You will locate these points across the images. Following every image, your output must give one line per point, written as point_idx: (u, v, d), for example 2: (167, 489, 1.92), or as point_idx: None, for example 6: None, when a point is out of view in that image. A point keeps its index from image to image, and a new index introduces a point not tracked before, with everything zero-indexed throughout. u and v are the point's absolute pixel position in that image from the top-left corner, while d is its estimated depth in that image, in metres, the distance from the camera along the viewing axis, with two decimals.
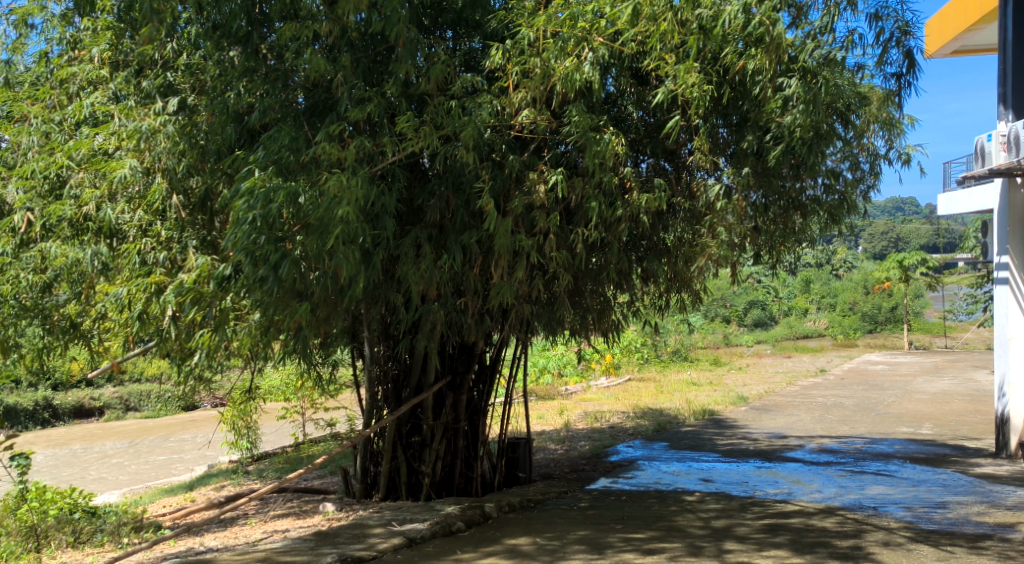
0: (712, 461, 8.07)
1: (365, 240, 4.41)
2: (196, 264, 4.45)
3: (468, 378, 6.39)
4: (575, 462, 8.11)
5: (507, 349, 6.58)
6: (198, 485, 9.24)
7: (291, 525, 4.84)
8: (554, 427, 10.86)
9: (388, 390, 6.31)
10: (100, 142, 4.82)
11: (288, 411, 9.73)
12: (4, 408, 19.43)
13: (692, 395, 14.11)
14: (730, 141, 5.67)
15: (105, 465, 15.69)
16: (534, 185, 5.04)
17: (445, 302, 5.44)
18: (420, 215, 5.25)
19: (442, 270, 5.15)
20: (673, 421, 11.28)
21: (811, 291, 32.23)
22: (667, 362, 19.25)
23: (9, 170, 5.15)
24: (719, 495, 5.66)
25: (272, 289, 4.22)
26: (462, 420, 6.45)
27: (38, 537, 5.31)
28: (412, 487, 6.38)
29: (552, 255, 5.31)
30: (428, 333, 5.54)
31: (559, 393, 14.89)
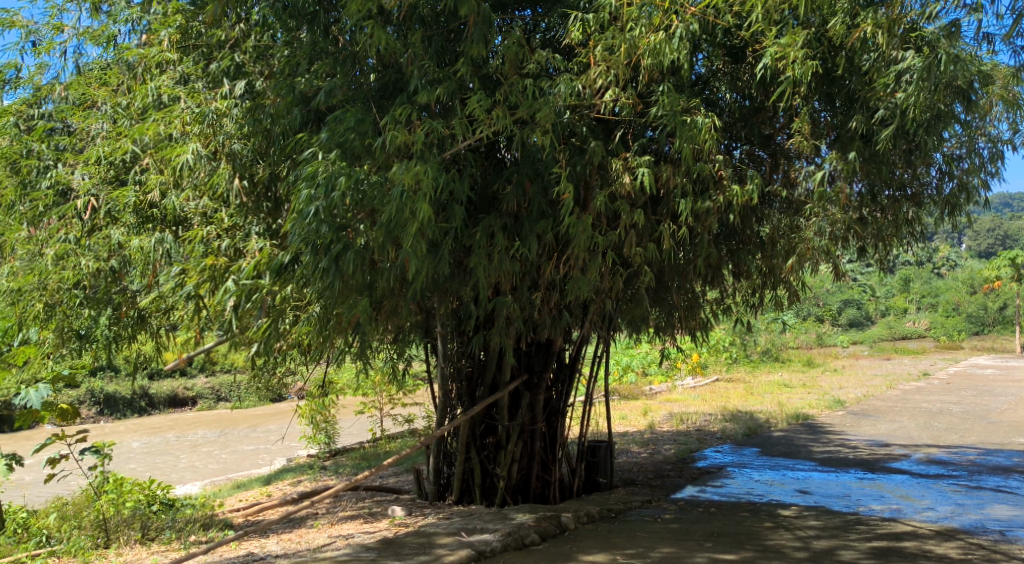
0: (809, 469, 7.53)
1: (433, 230, 4.13)
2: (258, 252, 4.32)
3: (546, 377, 6.04)
4: (659, 467, 7.68)
5: (587, 346, 6.22)
6: (275, 479, 9.18)
7: (356, 530, 4.62)
8: (637, 429, 10.42)
9: (462, 387, 6.06)
10: (165, 128, 4.70)
11: (366, 406, 9.60)
12: (103, 396, 20.10)
13: (784, 398, 13.46)
14: (833, 124, 5.17)
15: (194, 454, 15.97)
16: (618, 174, 4.63)
17: (520, 296, 5.14)
18: (495, 204, 4.96)
19: (517, 262, 4.86)
20: (764, 425, 10.72)
21: (910, 290, 30.75)
22: (757, 363, 18.54)
23: (77, 156, 5.07)
24: (818, 510, 5.18)
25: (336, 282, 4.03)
26: (539, 421, 6.12)
27: (107, 532, 5.21)
28: (486, 490, 6.11)
29: (636, 248, 4.91)
30: (502, 330, 5.25)
31: (643, 393, 14.44)
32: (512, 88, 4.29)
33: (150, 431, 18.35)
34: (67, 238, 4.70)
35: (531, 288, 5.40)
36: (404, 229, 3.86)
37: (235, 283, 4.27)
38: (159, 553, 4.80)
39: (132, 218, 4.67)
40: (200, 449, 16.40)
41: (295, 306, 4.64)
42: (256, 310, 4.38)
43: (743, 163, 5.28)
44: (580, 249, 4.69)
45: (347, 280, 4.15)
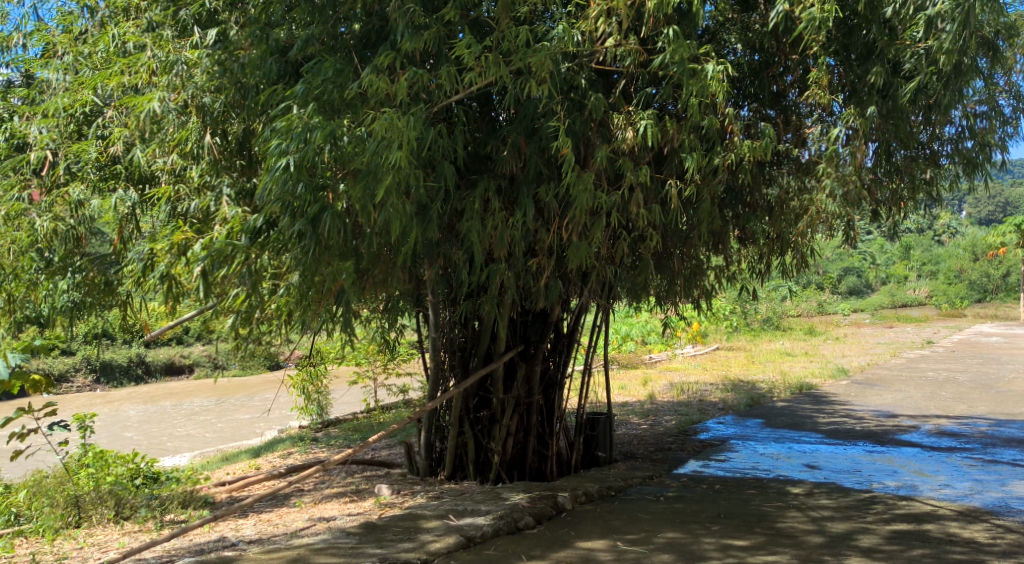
0: (816, 442, 7.26)
1: (420, 190, 3.83)
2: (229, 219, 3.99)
3: (543, 348, 5.74)
4: (660, 440, 7.42)
5: (586, 316, 5.92)
6: (265, 451, 8.92)
7: (339, 512, 4.33)
8: (637, 399, 10.17)
9: (455, 358, 5.77)
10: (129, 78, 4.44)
11: (358, 376, 9.34)
12: (99, 364, 19.86)
13: (786, 367, 13.21)
14: (848, 79, 4.84)
15: (189, 422, 15.74)
16: (621, 129, 4.32)
17: (515, 263, 4.84)
18: (488, 164, 4.64)
19: (513, 228, 4.55)
20: (766, 394, 10.47)
21: (911, 258, 30.46)
22: (759, 331, 18.29)
23: (39, 108, 4.79)
24: (829, 488, 4.91)
25: (315, 247, 3.73)
26: (535, 394, 5.82)
27: (78, 511, 4.92)
28: (480, 465, 5.86)
29: (639, 211, 4.57)
30: (496, 298, 4.94)
31: (643, 362, 14.19)
32: (505, 33, 3.94)
33: (144, 400, 18.13)
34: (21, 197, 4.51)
35: (528, 253, 5.10)
36: (388, 188, 3.55)
37: (205, 246, 3.98)
38: (131, 534, 4.53)
39: (100, 174, 4.47)
40: (196, 418, 16.18)
41: (273, 274, 4.32)
42: (229, 276, 4.04)
43: (752, 119, 4.97)
44: (580, 211, 4.37)
45: (327, 245, 3.83)
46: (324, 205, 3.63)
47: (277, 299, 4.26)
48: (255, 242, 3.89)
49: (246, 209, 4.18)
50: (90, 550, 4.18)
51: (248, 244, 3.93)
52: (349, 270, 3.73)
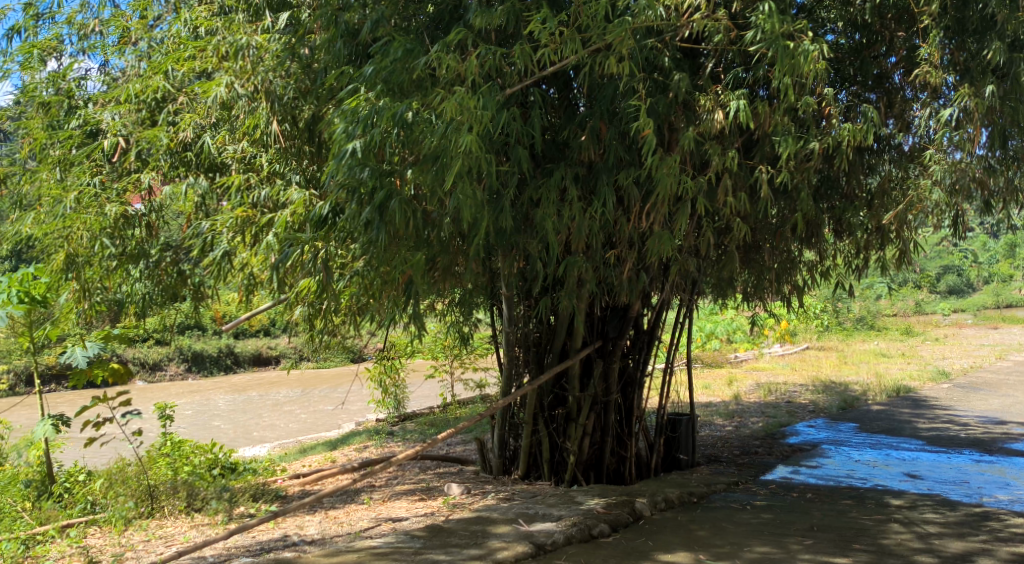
0: (916, 450, 6.79)
1: (492, 175, 3.62)
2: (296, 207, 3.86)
3: (622, 344, 5.49)
4: (746, 443, 7.06)
5: (668, 312, 5.64)
6: (341, 444, 8.89)
7: (406, 511, 4.18)
8: (721, 400, 9.79)
9: (530, 354, 5.57)
10: (200, 62, 4.39)
11: (436, 370, 9.23)
12: (190, 354, 20.38)
13: (882, 369, 12.57)
14: (961, 57, 4.43)
15: (274, 413, 15.98)
16: (708, 111, 4.02)
17: (592, 255, 4.60)
18: (565, 151, 4.41)
19: (591, 218, 4.32)
20: (861, 397, 9.94)
21: (1016, 256, 28.87)
22: (851, 331, 17.54)
23: (111, 91, 4.74)
24: (934, 501, 4.53)
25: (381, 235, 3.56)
26: (613, 393, 5.57)
27: (151, 501, 4.90)
28: (555, 465, 5.64)
29: (726, 199, 4.27)
30: (573, 292, 4.71)
31: (728, 361, 13.72)
32: (583, 7, 3.69)
33: (231, 389, 18.52)
34: (90, 182, 4.39)
35: (607, 244, 4.85)
36: (458, 172, 3.35)
37: (276, 233, 3.92)
38: (199, 528, 4.47)
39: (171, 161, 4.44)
40: (280, 408, 16.43)
41: (340, 263, 4.20)
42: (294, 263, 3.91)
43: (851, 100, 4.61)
44: (663, 198, 4.11)
45: (394, 233, 3.67)
46: (391, 191, 3.45)
47: (345, 290, 4.12)
48: (321, 229, 3.75)
49: (314, 193, 4.06)
50: (156, 544, 4.15)
51: (314, 232, 3.80)
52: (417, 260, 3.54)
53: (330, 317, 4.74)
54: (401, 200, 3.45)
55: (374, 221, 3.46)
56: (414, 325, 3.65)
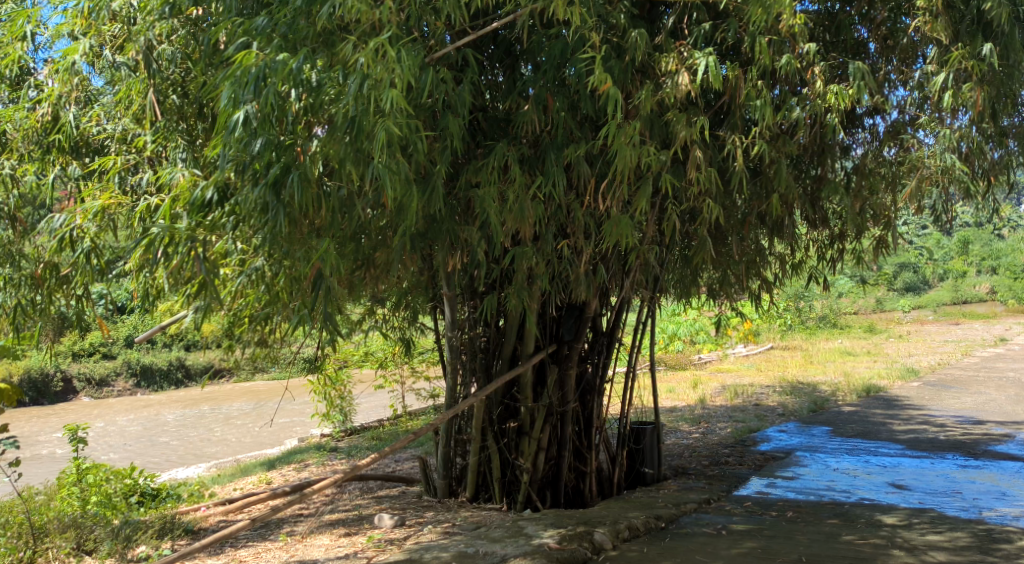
0: (897, 454, 6.35)
1: (419, 147, 3.06)
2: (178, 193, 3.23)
3: (579, 347, 4.94)
4: (715, 451, 6.55)
5: (629, 312, 5.13)
6: (279, 462, 8.21)
7: (322, 552, 3.58)
8: (686, 404, 9.30)
9: (476, 361, 4.97)
10: (65, 23, 3.92)
11: (385, 380, 8.58)
12: (139, 368, 19.29)
13: (848, 368, 12.22)
14: (956, 18, 3.98)
15: (218, 428, 15.17)
16: (670, 74, 3.53)
17: (543, 246, 4.07)
18: (507, 127, 3.92)
19: (538, 200, 3.81)
20: (830, 398, 9.52)
21: (970, 252, 28.93)
22: (814, 330, 17.23)
23: None
24: (932, 521, 4.06)
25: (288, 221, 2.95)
26: (570, 402, 5.02)
27: (32, 544, 4.25)
28: (507, 485, 5.05)
29: (694, 179, 3.77)
30: (522, 290, 4.15)
31: (691, 364, 13.26)
32: None
33: (177, 403, 17.64)
34: None
35: (559, 234, 4.32)
36: (378, 141, 2.76)
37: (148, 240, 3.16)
38: None
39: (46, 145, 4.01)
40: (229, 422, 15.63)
41: (239, 259, 3.58)
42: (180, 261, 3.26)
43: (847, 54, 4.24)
44: (624, 176, 3.58)
45: (301, 218, 3.06)
46: (291, 165, 2.83)
47: (243, 290, 3.49)
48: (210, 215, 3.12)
49: (199, 174, 3.45)
50: None
51: (198, 222, 3.18)
52: (327, 248, 2.93)
53: (236, 325, 4.11)
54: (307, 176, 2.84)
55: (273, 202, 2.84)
56: (325, 331, 3.02)
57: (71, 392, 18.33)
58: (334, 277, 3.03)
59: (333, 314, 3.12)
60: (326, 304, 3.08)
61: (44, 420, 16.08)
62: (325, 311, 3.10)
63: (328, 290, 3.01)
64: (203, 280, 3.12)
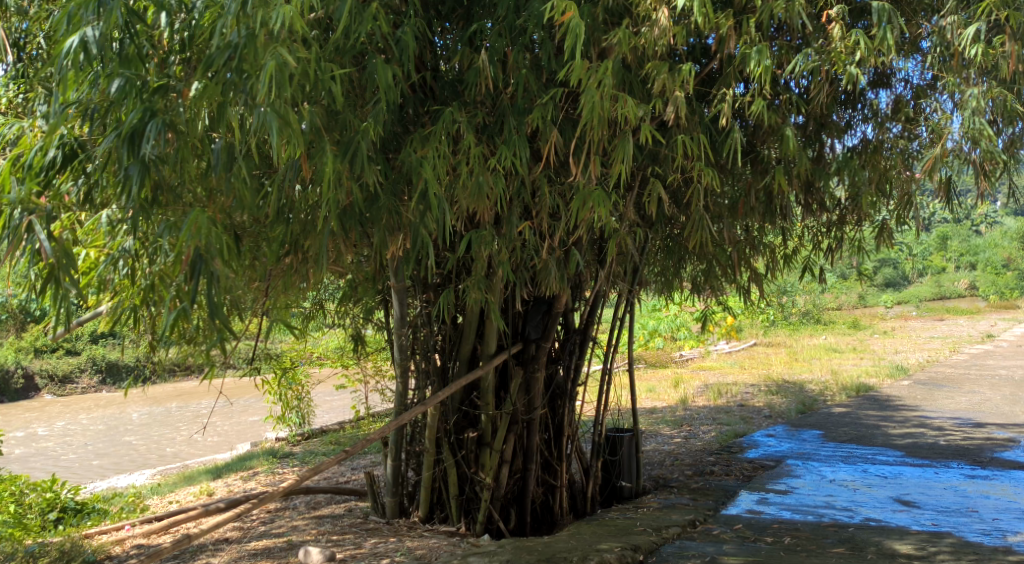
0: (899, 463, 5.79)
1: (334, 91, 2.53)
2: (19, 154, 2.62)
3: (547, 346, 4.35)
4: (699, 459, 5.98)
5: (604, 306, 4.54)
6: (228, 469, 7.53)
7: None
8: (667, 405, 8.72)
9: (430, 362, 4.34)
10: None
11: (344, 379, 7.93)
12: (104, 364, 18.43)
13: (835, 365, 11.71)
14: None
15: (177, 427, 14.46)
16: (650, 17, 2.97)
17: (506, 228, 3.46)
18: (456, 86, 3.42)
19: (491, 168, 3.23)
20: (819, 398, 8.99)
21: (949, 247, 28.60)
22: (797, 325, 16.76)
23: None
24: (948, 550, 3.54)
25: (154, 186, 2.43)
26: (538, 408, 4.42)
27: None
28: (466, 504, 4.43)
29: (681, 145, 3.20)
30: (479, 282, 3.54)
31: (672, 360, 12.71)
32: None
33: (137, 401, 16.87)
34: None
35: (523, 216, 3.72)
36: (263, 73, 2.24)
37: None
38: None
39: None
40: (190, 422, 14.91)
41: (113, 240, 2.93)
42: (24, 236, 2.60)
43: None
44: (597, 134, 2.99)
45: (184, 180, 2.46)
46: (154, 110, 2.30)
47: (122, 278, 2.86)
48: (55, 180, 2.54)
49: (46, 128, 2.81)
50: None
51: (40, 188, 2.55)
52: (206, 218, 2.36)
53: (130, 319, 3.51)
54: (178, 126, 2.33)
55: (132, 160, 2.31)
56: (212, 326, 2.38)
57: (28, 390, 17.54)
58: (219, 257, 2.46)
59: (222, 308, 2.53)
60: (210, 294, 2.50)
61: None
62: (213, 305, 2.48)
63: (210, 275, 2.44)
64: (46, 259, 2.47)
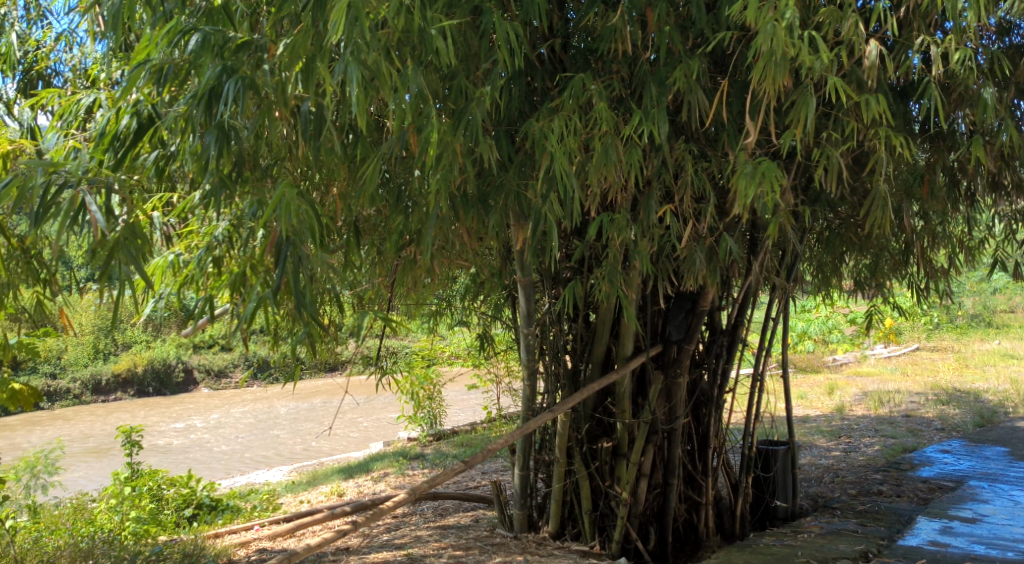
0: None
1: (435, 47, 2.23)
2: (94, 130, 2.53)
3: (691, 349, 3.89)
4: (863, 475, 5.35)
5: (755, 306, 4.03)
6: (360, 468, 7.42)
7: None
8: (822, 414, 8.02)
9: (560, 365, 3.97)
10: None
11: (476, 379, 7.67)
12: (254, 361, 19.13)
13: (1014, 372, 10.55)
14: None
15: (318, 422, 14.74)
16: None
17: (644, 212, 3.06)
18: (589, 54, 3.10)
19: (622, 139, 2.86)
20: (999, 409, 8.03)
21: None
22: (965, 329, 15.37)
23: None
24: None
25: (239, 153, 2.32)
26: (680, 418, 3.97)
27: None
28: (601, 521, 4.03)
29: (858, 105, 2.71)
30: (612, 273, 3.16)
31: (824, 366, 11.85)
32: None
33: (282, 396, 17.32)
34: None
35: (664, 200, 3.30)
36: (337, 13, 1.98)
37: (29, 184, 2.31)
38: None
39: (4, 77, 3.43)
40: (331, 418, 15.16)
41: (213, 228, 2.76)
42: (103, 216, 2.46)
43: None
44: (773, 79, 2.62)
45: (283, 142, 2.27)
46: (230, 68, 2.12)
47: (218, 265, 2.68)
48: (125, 152, 2.42)
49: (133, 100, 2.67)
50: None
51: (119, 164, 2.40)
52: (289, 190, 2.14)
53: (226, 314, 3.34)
54: (256, 86, 2.12)
55: (210, 124, 2.17)
56: (294, 313, 2.14)
57: (185, 384, 18.40)
58: (311, 239, 2.32)
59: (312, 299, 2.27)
60: (302, 277, 2.38)
61: (158, 410, 16.14)
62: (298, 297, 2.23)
63: (298, 258, 2.29)
64: (113, 238, 2.31)
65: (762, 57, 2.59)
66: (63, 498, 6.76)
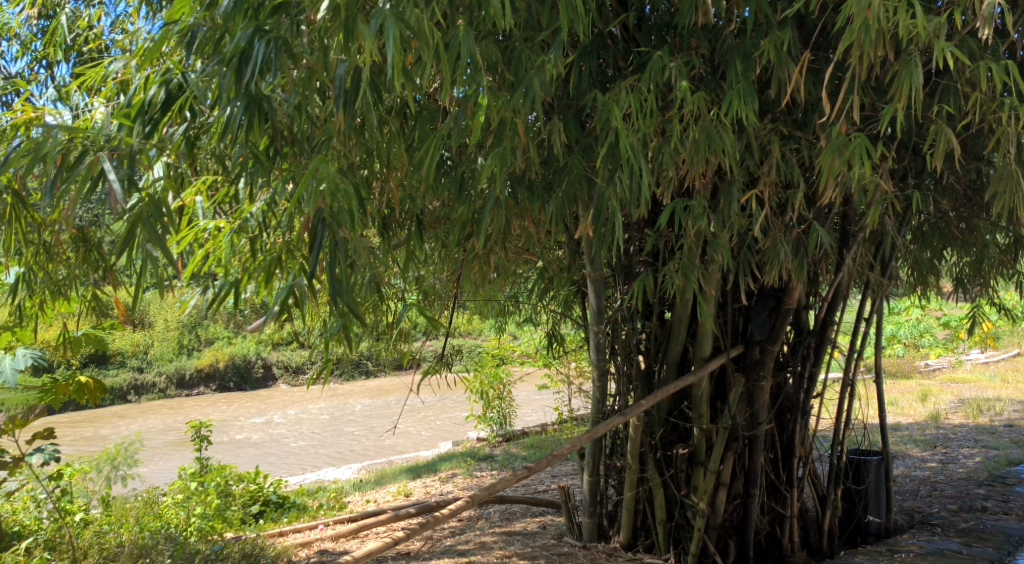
0: None
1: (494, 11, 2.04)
2: (123, 100, 2.43)
3: (777, 350, 3.58)
4: (964, 490, 4.95)
5: (847, 304, 3.70)
6: (428, 468, 7.28)
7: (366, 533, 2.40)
8: (914, 421, 7.55)
9: (632, 365, 3.71)
10: None
11: (547, 379, 7.45)
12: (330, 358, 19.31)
13: None
14: None
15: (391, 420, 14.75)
16: None
17: (726, 198, 2.80)
18: (666, 28, 2.85)
19: (701, 118, 2.61)
20: None
21: None
22: None
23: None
24: None
25: (274, 125, 2.19)
26: (763, 424, 3.67)
27: None
28: (676, 534, 3.76)
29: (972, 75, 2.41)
30: (689, 265, 2.90)
31: (915, 371, 11.26)
32: None
33: (357, 393, 17.43)
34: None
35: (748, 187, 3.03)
36: None
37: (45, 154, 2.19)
38: None
39: (61, 61, 3.37)
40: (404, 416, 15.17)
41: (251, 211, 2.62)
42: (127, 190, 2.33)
43: None
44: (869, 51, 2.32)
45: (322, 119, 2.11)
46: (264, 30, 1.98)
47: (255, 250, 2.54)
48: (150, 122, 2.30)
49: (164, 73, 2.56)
50: None
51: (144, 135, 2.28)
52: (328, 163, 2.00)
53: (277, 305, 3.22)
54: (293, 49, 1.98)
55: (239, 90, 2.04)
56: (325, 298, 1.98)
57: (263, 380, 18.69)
58: (350, 223, 2.15)
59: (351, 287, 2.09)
60: (342, 264, 2.20)
61: (236, 405, 16.40)
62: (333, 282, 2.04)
63: (335, 243, 2.11)
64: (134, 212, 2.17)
65: (863, 22, 2.32)
66: (135, 491, 6.79)
